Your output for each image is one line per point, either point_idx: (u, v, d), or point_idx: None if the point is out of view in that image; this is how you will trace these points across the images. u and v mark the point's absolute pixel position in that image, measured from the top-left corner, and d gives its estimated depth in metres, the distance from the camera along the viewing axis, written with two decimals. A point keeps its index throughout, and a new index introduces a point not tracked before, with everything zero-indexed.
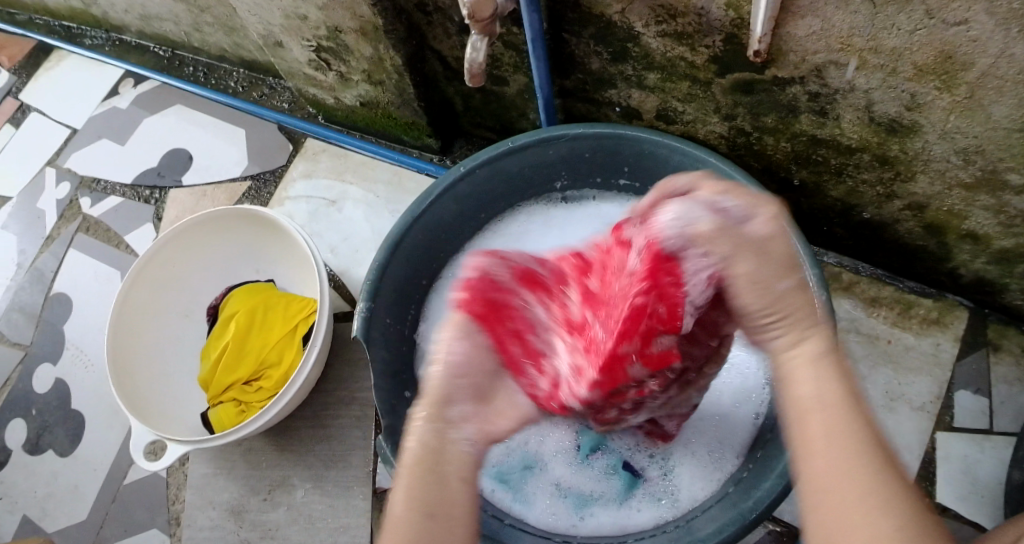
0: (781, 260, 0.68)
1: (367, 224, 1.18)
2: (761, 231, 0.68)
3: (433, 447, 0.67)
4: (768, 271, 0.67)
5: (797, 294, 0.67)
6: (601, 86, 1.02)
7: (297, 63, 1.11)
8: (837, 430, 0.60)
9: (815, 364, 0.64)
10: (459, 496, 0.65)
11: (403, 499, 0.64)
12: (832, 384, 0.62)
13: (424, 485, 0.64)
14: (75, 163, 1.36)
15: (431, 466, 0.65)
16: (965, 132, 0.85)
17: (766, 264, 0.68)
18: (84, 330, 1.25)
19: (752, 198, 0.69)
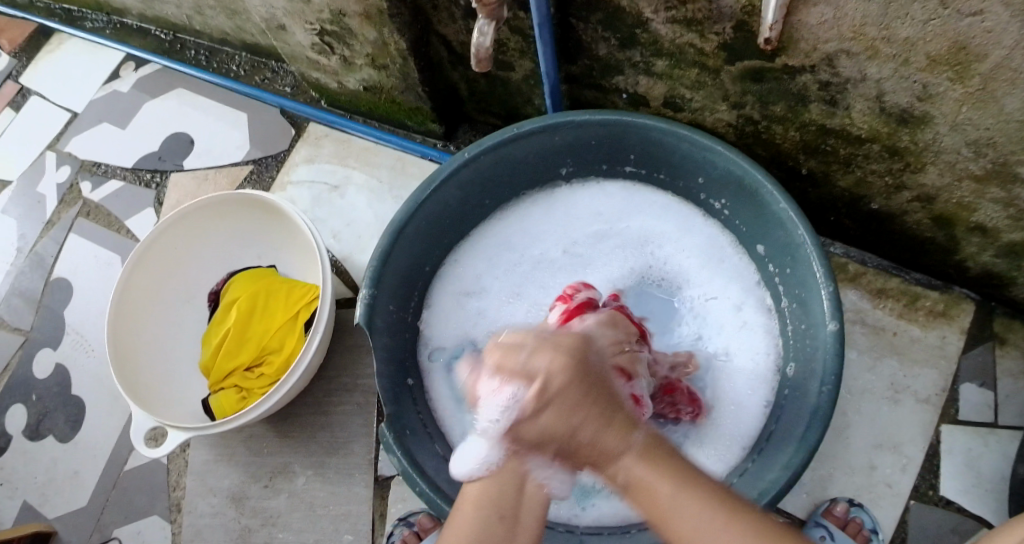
0: (557, 434, 0.68)
1: (370, 209, 1.17)
2: (559, 421, 0.68)
3: (509, 471, 0.73)
4: (601, 443, 0.68)
5: (614, 440, 0.68)
6: (608, 72, 1.01)
7: (300, 47, 1.09)
8: (687, 512, 0.67)
9: (650, 463, 0.68)
10: (531, 509, 0.73)
11: (476, 498, 0.73)
12: (665, 475, 0.68)
13: (499, 489, 0.73)
14: (75, 147, 1.35)
15: (503, 480, 0.73)
16: (976, 124, 0.84)
17: (578, 426, 0.68)
18: (84, 316, 1.24)
19: (545, 383, 0.68)
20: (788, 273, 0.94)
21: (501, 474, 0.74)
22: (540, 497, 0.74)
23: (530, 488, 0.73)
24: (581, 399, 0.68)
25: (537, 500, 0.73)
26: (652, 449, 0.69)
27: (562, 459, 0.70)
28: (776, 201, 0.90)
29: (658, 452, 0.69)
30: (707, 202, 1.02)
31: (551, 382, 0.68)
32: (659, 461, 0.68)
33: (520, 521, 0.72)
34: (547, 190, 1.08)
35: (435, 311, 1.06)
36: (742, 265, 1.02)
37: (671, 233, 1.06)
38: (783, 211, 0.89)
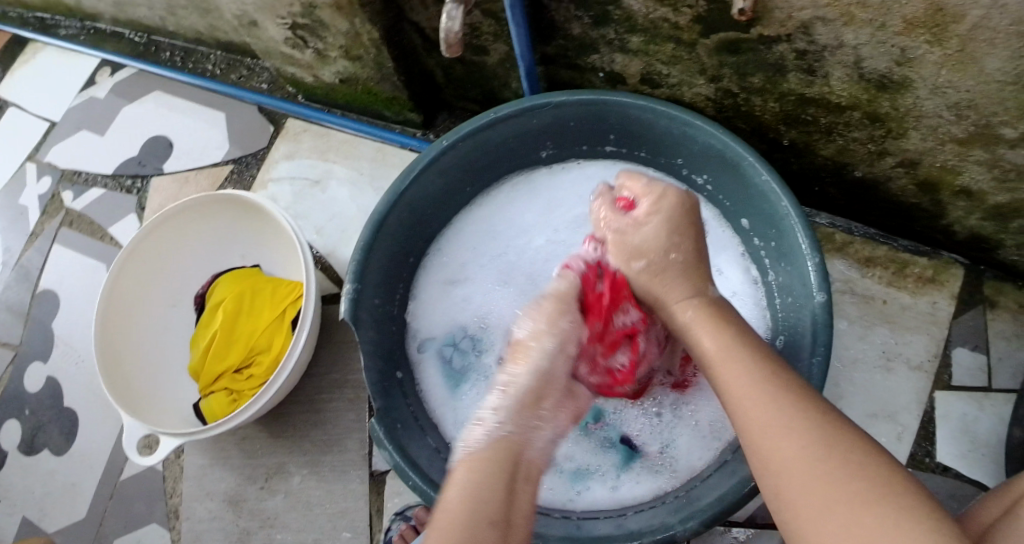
0: (652, 249, 0.82)
1: (352, 203, 1.16)
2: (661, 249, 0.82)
3: (501, 459, 0.70)
4: (668, 288, 0.81)
5: (682, 287, 0.80)
6: (583, 51, 1.00)
7: (273, 42, 1.08)
8: (741, 380, 0.70)
9: (706, 327, 0.76)
10: (523, 499, 0.69)
11: (465, 499, 0.66)
12: (721, 338, 0.74)
13: (489, 481, 0.68)
14: (55, 157, 1.34)
15: (495, 465, 0.69)
16: (957, 86, 0.84)
17: (670, 276, 0.81)
18: (73, 326, 1.23)
19: (648, 210, 0.83)
20: (774, 245, 0.93)
21: (493, 465, 0.69)
22: (530, 486, 0.71)
23: (521, 478, 0.70)
24: (683, 228, 0.83)
25: (527, 498, 0.70)
26: (722, 316, 0.77)
27: (652, 278, 0.81)
28: (758, 173, 0.89)
29: (715, 310, 0.78)
30: (689, 177, 1.01)
31: (664, 204, 0.83)
32: (726, 324, 0.76)
33: (512, 525, 0.66)
34: (528, 173, 1.08)
35: (422, 301, 1.05)
36: (727, 238, 1.02)
37: None
38: (765, 183, 0.89)
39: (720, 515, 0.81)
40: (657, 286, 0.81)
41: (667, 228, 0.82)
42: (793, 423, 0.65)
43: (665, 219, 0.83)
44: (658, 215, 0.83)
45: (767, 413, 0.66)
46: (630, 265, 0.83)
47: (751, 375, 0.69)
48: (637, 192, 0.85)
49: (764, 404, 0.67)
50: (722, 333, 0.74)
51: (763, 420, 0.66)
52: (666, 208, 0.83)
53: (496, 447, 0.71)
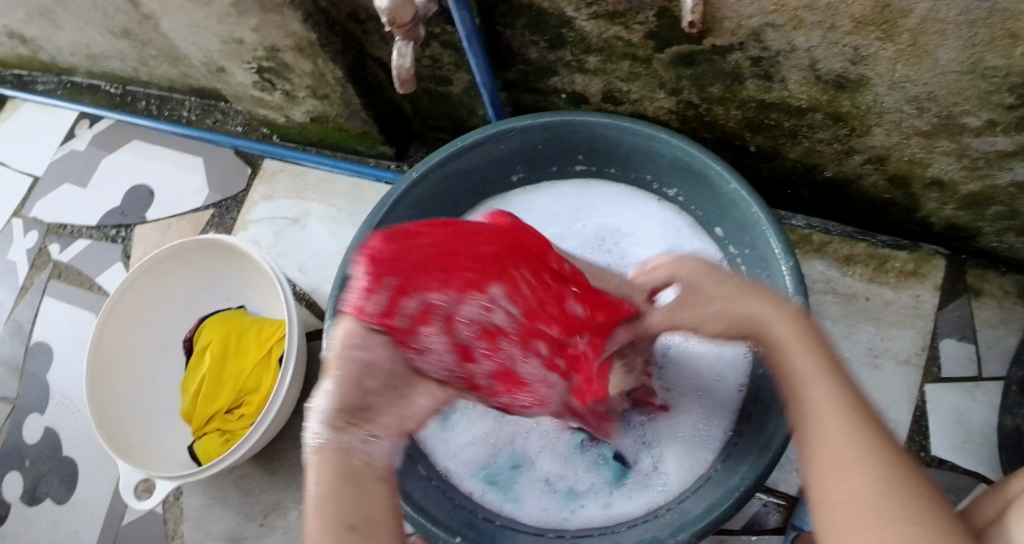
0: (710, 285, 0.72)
1: (331, 238, 1.17)
2: (719, 285, 0.71)
3: (343, 458, 0.57)
4: (755, 301, 0.69)
5: (762, 303, 0.69)
6: (543, 75, 1.01)
7: (243, 87, 1.10)
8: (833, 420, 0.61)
9: (799, 346, 0.66)
10: (379, 503, 0.57)
11: (319, 515, 0.56)
12: (814, 358, 0.65)
13: (337, 494, 0.56)
14: (41, 210, 1.36)
15: (339, 473, 0.56)
16: (913, 80, 0.84)
17: (706, 304, 0.72)
18: (67, 377, 1.25)
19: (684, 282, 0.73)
20: (747, 251, 0.94)
21: (336, 477, 0.56)
22: (383, 482, 0.58)
23: (372, 478, 0.57)
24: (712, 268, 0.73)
25: (384, 499, 0.57)
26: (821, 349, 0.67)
27: (727, 316, 0.71)
28: (726, 181, 0.90)
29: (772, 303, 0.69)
30: (661, 190, 1.02)
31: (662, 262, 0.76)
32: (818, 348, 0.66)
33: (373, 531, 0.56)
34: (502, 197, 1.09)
35: None
36: None
37: (628, 221, 1.06)
38: (735, 191, 0.89)
39: (712, 526, 0.81)
40: (745, 298, 0.70)
41: (702, 272, 0.72)
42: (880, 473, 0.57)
43: (693, 264, 0.73)
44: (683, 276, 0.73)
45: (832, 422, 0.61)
46: (700, 315, 0.72)
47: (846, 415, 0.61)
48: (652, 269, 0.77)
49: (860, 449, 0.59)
50: (814, 356, 0.65)
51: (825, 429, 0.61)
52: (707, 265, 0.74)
53: (333, 453, 0.57)
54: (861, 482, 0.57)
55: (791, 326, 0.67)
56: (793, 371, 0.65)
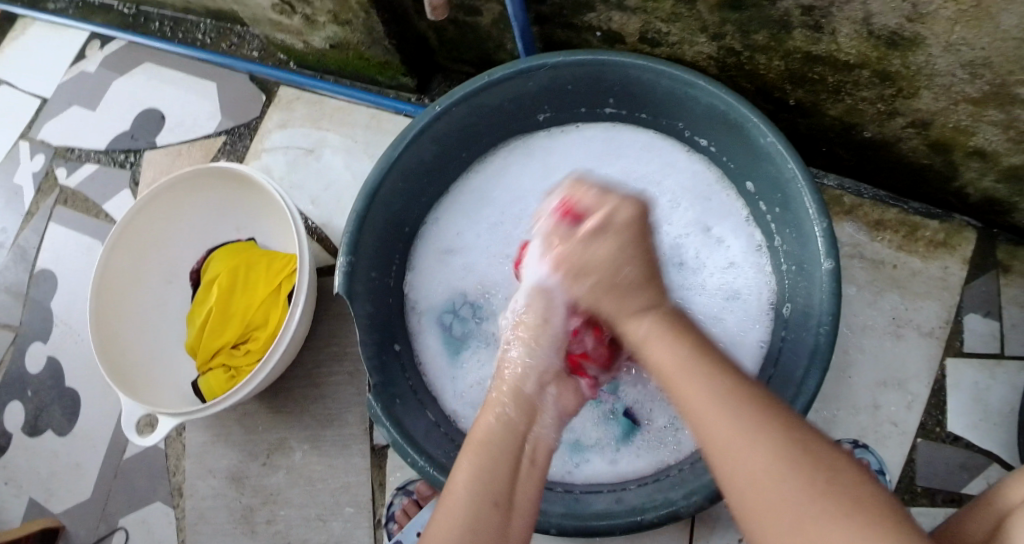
0: (601, 270, 0.70)
1: (347, 171, 1.15)
2: (587, 252, 0.72)
3: (506, 443, 0.70)
4: (623, 302, 0.70)
5: (645, 295, 0.70)
6: (579, 10, 0.97)
7: (261, 8, 1.06)
8: (713, 415, 0.61)
9: (663, 335, 0.67)
10: (526, 485, 0.69)
11: (466, 485, 0.67)
12: (676, 344, 0.66)
13: (493, 469, 0.68)
14: (48, 134, 1.32)
15: (496, 455, 0.69)
16: (971, 43, 0.80)
17: (602, 250, 0.71)
18: (71, 305, 1.22)
19: (608, 223, 0.72)
20: (780, 209, 0.91)
21: (496, 449, 0.69)
22: (535, 470, 0.71)
23: (525, 463, 0.70)
24: (635, 246, 0.71)
25: (531, 484, 0.70)
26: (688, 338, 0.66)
27: (597, 299, 0.71)
28: (763, 134, 0.87)
29: (650, 288, 0.70)
30: (693, 139, 0.99)
31: (617, 219, 0.72)
32: (685, 335, 0.67)
33: (516, 503, 0.68)
34: (525, 137, 1.05)
35: (418, 271, 1.04)
36: (730, 202, 1.00)
37: (655, 172, 1.03)
38: (771, 145, 0.86)
39: None
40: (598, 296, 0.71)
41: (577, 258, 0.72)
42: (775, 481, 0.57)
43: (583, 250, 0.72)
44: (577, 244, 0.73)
45: (711, 408, 0.61)
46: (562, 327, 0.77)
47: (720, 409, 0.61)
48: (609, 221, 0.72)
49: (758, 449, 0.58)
50: (680, 344, 0.65)
51: (718, 431, 0.60)
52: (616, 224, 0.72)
53: (498, 429, 0.71)
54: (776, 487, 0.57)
55: (659, 329, 0.67)
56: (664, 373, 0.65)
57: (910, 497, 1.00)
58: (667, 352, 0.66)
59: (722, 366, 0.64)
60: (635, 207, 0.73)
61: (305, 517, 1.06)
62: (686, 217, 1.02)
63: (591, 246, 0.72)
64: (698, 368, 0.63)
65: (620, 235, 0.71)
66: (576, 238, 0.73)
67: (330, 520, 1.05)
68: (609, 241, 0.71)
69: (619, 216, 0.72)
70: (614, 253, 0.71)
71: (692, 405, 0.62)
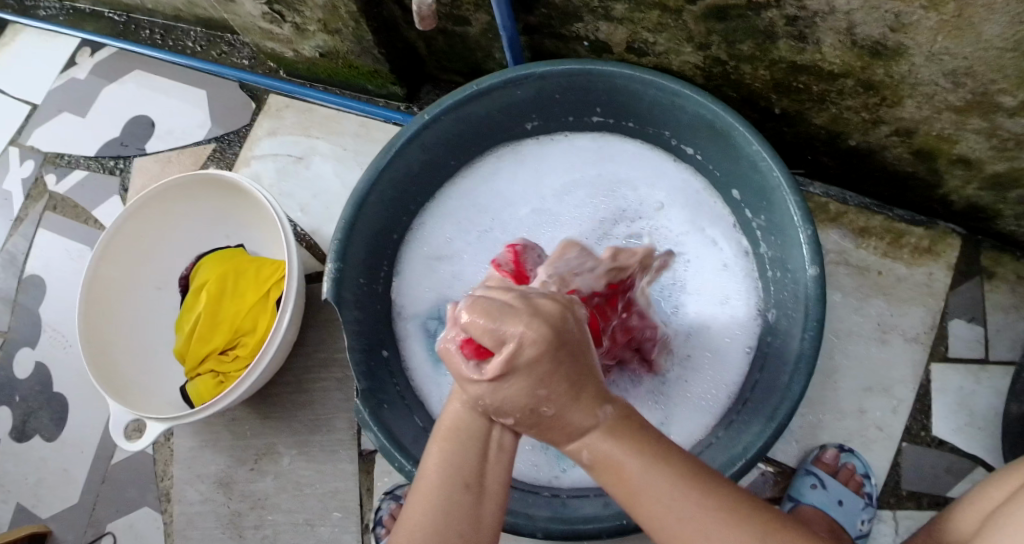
0: (522, 410, 0.62)
1: (336, 179, 1.15)
2: (498, 393, 0.63)
3: (474, 427, 0.66)
4: (561, 430, 0.64)
5: (581, 414, 0.63)
6: (567, 20, 0.98)
7: (250, 17, 1.06)
8: (663, 514, 0.64)
9: (613, 445, 0.64)
10: (496, 471, 0.67)
11: (436, 472, 0.66)
12: (630, 455, 0.64)
13: (462, 455, 0.66)
14: (38, 140, 1.31)
15: (464, 446, 0.66)
16: (954, 53, 0.81)
17: (519, 386, 0.62)
18: (60, 312, 1.21)
19: (523, 358, 0.61)
20: (765, 217, 0.92)
21: (463, 437, 0.66)
22: (504, 456, 0.67)
23: (493, 450, 0.66)
24: (552, 375, 0.62)
25: (500, 469, 0.67)
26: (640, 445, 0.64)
27: (525, 430, 0.65)
28: (748, 143, 0.88)
29: (593, 406, 0.64)
30: (679, 147, 1.00)
31: (524, 354, 0.61)
32: (632, 440, 0.65)
33: (485, 487, 0.66)
34: (513, 144, 1.06)
35: (406, 277, 1.04)
36: (717, 209, 1.01)
37: (643, 179, 1.04)
38: (757, 153, 0.87)
39: None
40: (545, 422, 0.64)
41: (503, 387, 0.63)
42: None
43: (521, 400, 0.62)
44: (502, 385, 0.62)
45: (673, 519, 0.64)
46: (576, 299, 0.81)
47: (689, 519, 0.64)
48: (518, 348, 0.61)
49: (714, 537, 0.63)
50: (632, 465, 0.64)
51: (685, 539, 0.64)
52: (538, 368, 0.62)
53: (465, 418, 0.66)
54: None
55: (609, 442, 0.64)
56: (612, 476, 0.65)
57: (895, 500, 1.01)
58: (618, 471, 0.64)
59: (669, 462, 0.65)
60: (542, 329, 0.62)
61: (293, 522, 1.06)
62: (673, 223, 1.02)
63: (502, 385, 0.62)
64: (652, 479, 0.64)
65: (508, 381, 0.62)
66: (484, 380, 0.63)
67: (319, 525, 1.05)
68: (518, 381, 0.62)
69: (522, 356, 0.61)
70: (529, 392, 0.62)
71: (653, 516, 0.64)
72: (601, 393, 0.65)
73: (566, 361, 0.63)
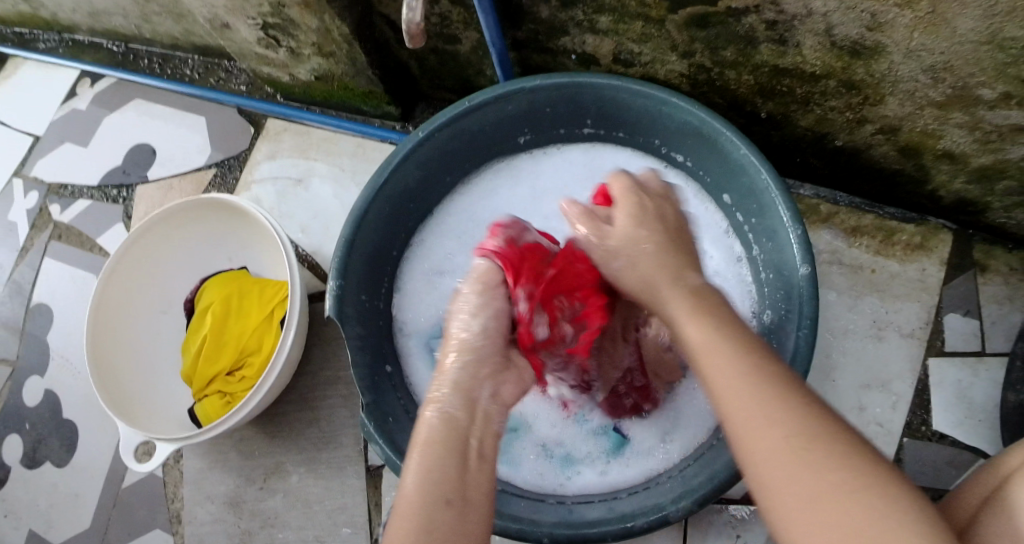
0: (628, 248, 0.75)
1: (335, 200, 1.18)
2: (617, 237, 0.76)
3: (454, 433, 0.64)
4: (652, 288, 0.72)
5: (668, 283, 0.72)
6: (554, 34, 1.01)
7: (246, 43, 1.08)
8: (732, 383, 0.61)
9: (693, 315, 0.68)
10: (479, 479, 0.63)
11: (415, 480, 0.62)
12: (706, 326, 0.66)
13: (442, 464, 0.62)
14: (42, 171, 1.34)
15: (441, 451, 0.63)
16: (931, 49, 0.83)
17: (633, 225, 0.76)
18: (68, 339, 1.23)
19: (621, 202, 0.78)
20: (755, 219, 0.94)
21: (445, 445, 0.63)
22: (486, 465, 0.64)
23: (474, 458, 0.63)
24: (659, 217, 0.77)
25: (483, 478, 0.63)
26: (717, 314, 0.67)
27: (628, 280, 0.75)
28: (736, 148, 0.90)
29: (670, 267, 0.73)
30: (670, 154, 1.02)
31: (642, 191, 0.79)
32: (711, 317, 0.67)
33: (469, 499, 0.61)
34: (508, 159, 1.08)
35: (406, 294, 1.06)
36: (709, 215, 1.03)
37: None
38: (745, 157, 0.89)
39: (713, 494, 0.79)
40: (644, 286, 0.73)
41: (632, 229, 0.76)
42: (789, 464, 0.57)
43: (633, 228, 0.76)
44: (618, 223, 0.77)
45: (746, 394, 0.60)
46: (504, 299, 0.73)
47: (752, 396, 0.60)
48: (620, 191, 0.79)
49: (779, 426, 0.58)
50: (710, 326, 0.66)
51: (748, 416, 0.60)
52: (645, 208, 0.77)
53: (442, 424, 0.64)
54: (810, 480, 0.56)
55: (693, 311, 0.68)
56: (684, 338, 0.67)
57: None
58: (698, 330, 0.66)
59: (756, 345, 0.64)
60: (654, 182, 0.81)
61: (303, 539, 1.07)
62: None
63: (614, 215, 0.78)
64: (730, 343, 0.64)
65: (627, 221, 0.77)
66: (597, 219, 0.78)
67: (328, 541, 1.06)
68: (627, 219, 0.76)
69: (632, 191, 0.79)
70: (636, 229, 0.76)
71: (725, 386, 0.62)
72: (686, 265, 0.73)
73: (672, 226, 0.77)
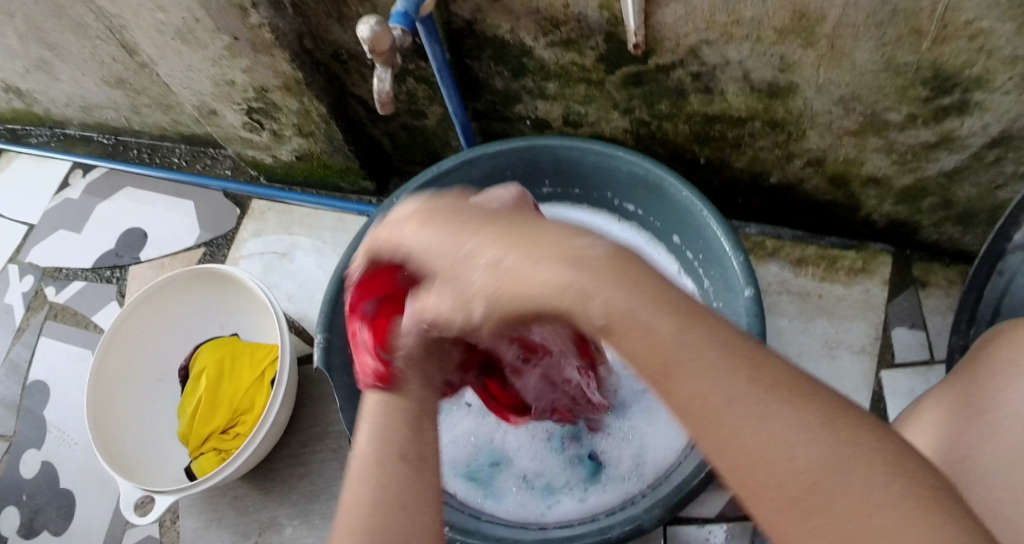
0: (456, 262, 0.59)
1: (319, 269, 1.26)
2: (442, 258, 0.60)
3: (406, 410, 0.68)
4: (523, 285, 0.55)
5: (549, 277, 0.55)
6: (509, 103, 1.12)
7: (232, 128, 1.19)
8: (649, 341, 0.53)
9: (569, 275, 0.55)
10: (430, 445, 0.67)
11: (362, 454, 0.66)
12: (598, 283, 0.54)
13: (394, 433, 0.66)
14: (37, 257, 1.42)
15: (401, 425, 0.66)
16: (837, 83, 0.94)
17: (444, 240, 0.60)
18: (63, 412, 1.28)
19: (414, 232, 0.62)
20: (703, 255, 1.03)
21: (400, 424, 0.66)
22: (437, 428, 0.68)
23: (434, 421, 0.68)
24: (470, 214, 0.61)
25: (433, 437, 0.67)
26: (696, 327, 0.54)
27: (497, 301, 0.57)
28: (678, 190, 0.99)
29: (555, 258, 0.55)
30: (622, 205, 1.12)
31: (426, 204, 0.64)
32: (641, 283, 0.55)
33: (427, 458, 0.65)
34: None
35: None
36: (663, 257, 1.12)
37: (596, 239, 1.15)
38: (686, 198, 0.99)
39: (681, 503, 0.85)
40: (506, 286, 0.56)
41: (444, 231, 0.60)
42: (800, 454, 0.51)
43: (432, 230, 0.61)
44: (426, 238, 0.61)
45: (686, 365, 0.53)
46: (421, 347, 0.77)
47: (779, 429, 0.51)
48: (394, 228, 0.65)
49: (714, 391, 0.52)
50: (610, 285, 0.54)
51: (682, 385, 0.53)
52: (440, 214, 0.62)
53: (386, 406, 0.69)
54: (765, 444, 0.51)
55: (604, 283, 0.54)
56: (630, 335, 0.53)
57: None
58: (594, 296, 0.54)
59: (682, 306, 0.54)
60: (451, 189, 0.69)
61: None
62: None
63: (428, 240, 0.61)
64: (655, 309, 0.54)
65: (438, 238, 0.61)
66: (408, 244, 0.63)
67: None
68: (432, 226, 0.61)
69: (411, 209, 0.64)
70: (444, 238, 0.60)
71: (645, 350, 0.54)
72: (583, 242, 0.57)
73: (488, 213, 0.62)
